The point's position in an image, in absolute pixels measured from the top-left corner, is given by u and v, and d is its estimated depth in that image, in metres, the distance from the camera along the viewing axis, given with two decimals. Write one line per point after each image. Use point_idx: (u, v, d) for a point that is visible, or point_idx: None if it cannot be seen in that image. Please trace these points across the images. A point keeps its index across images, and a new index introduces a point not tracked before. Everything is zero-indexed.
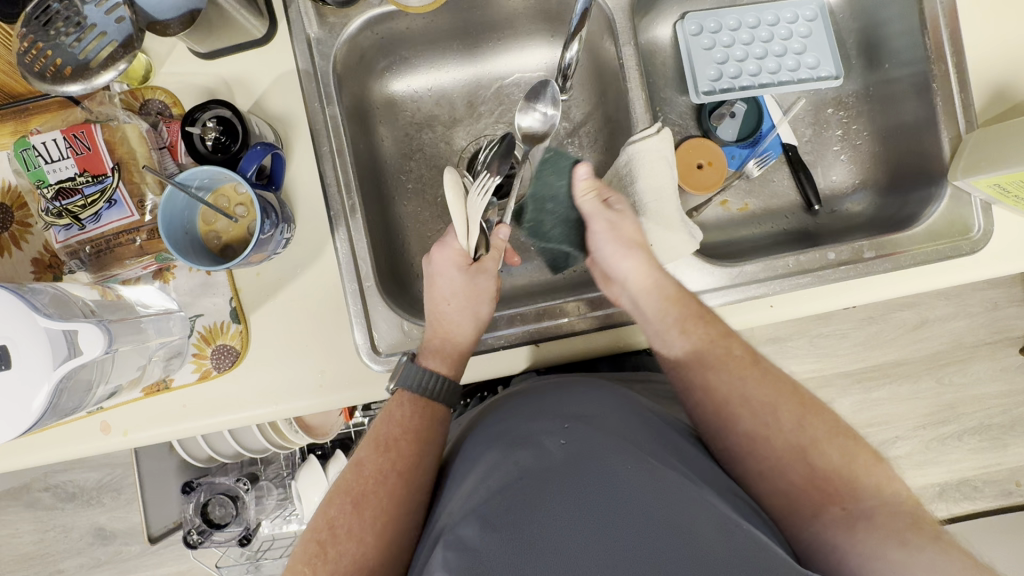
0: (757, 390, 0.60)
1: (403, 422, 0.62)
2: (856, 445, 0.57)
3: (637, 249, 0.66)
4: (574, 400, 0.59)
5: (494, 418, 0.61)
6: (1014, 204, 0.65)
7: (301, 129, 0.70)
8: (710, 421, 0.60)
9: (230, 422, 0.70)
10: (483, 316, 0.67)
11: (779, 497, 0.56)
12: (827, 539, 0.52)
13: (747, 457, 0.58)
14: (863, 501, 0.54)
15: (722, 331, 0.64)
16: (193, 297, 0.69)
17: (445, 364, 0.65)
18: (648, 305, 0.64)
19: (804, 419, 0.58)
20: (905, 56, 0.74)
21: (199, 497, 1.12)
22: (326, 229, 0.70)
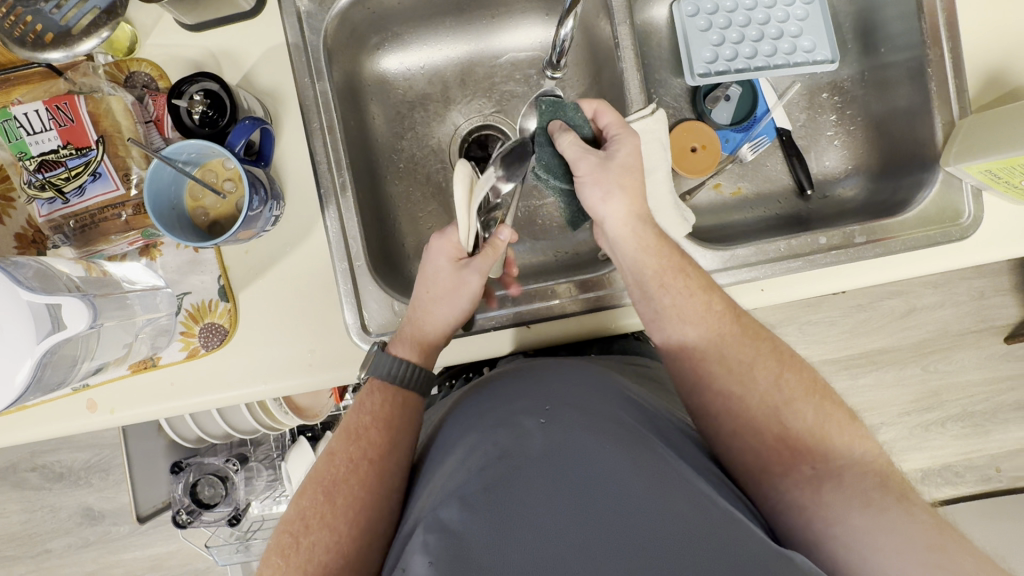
0: (736, 350, 0.61)
1: (374, 411, 0.62)
2: (831, 407, 0.59)
3: (622, 194, 0.63)
4: (557, 382, 0.59)
5: (472, 401, 0.61)
6: (1004, 190, 0.66)
7: (291, 104, 0.69)
8: (687, 377, 0.62)
9: (221, 400, 0.70)
10: (462, 312, 0.65)
11: (749, 455, 0.57)
12: (792, 498, 0.54)
13: (721, 415, 0.59)
14: (829, 463, 0.55)
15: (704, 284, 0.63)
16: (180, 274, 0.68)
17: (415, 353, 0.64)
18: (634, 256, 0.63)
19: (781, 378, 0.60)
20: (900, 41, 0.73)
21: (189, 477, 1.12)
22: (316, 208, 0.69)
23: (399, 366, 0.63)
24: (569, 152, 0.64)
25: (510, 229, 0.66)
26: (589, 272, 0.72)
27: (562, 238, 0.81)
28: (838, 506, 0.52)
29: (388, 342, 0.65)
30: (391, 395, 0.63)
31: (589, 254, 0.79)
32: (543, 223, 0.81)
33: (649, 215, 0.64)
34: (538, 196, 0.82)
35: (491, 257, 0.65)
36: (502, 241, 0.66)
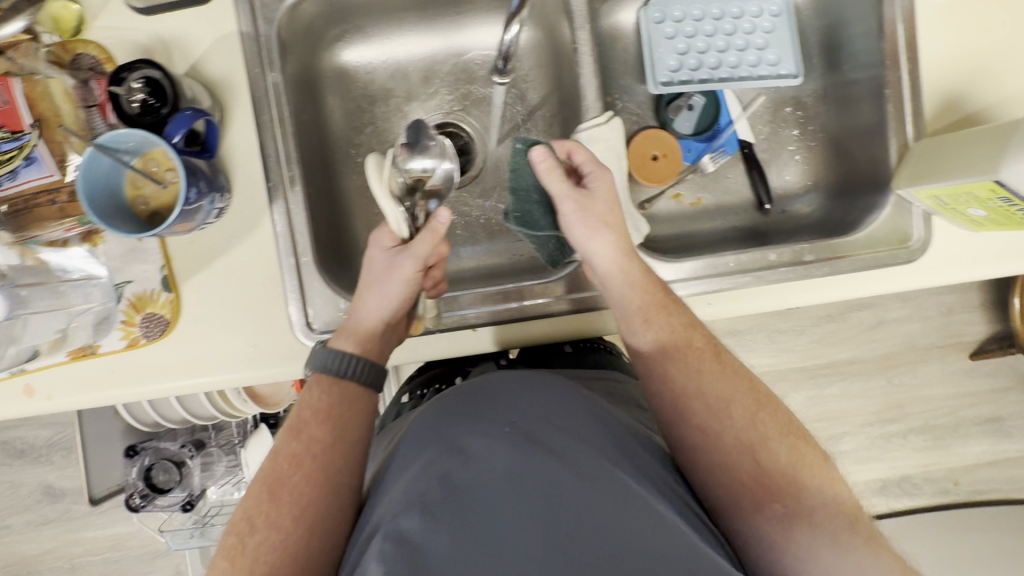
0: (713, 384, 0.59)
1: (314, 404, 0.59)
2: (805, 444, 0.58)
3: (604, 232, 0.63)
4: (525, 394, 0.58)
5: (437, 407, 0.60)
6: (951, 217, 0.66)
7: (240, 94, 0.67)
8: (667, 409, 0.60)
9: (163, 391, 0.69)
10: (398, 298, 0.63)
11: (724, 491, 0.56)
12: (767, 535, 0.53)
13: (699, 451, 0.57)
14: (805, 502, 0.54)
15: (685, 323, 0.63)
16: (123, 263, 0.67)
17: (354, 343, 0.63)
18: (622, 293, 0.63)
19: (758, 417, 0.58)
20: (863, 60, 0.73)
21: (144, 461, 1.11)
22: (263, 201, 0.68)
23: (337, 355, 0.61)
24: (556, 190, 0.64)
25: (449, 210, 0.61)
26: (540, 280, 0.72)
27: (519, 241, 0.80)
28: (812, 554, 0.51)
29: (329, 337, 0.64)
30: (329, 386, 0.60)
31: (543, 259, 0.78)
32: (499, 225, 0.81)
33: (634, 251, 0.64)
34: (497, 199, 0.81)
35: (430, 241, 0.61)
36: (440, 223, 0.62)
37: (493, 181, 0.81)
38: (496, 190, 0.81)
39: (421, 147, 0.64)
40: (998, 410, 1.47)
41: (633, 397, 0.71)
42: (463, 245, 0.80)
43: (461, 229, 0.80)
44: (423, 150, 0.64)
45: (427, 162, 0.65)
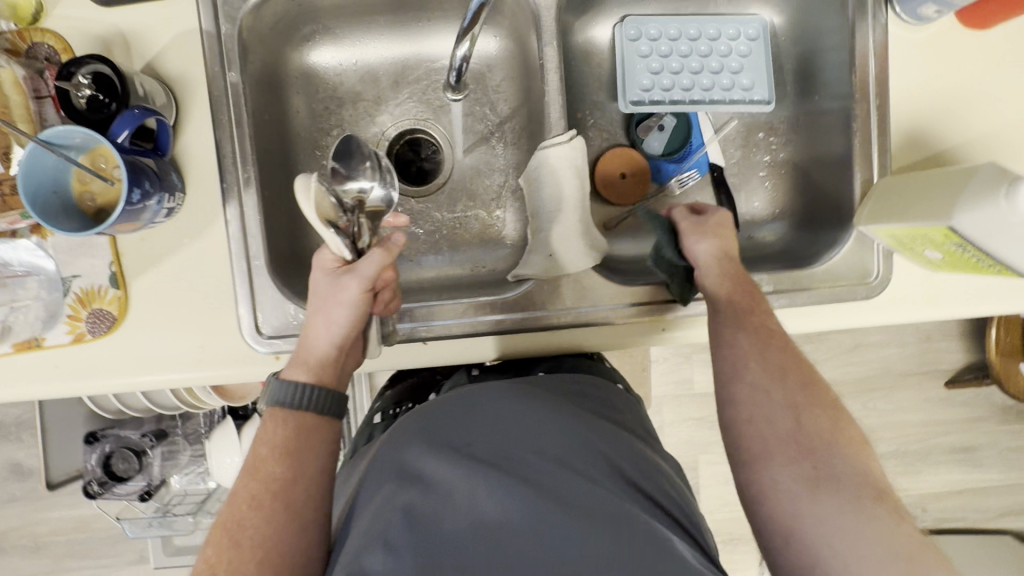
0: (770, 349, 0.57)
1: (270, 439, 0.55)
2: (847, 420, 0.53)
3: (711, 238, 0.65)
4: (492, 405, 0.57)
5: (427, 413, 0.59)
6: (910, 256, 0.65)
7: (199, 92, 0.66)
8: (725, 355, 0.58)
9: (110, 387, 0.68)
10: (349, 321, 0.58)
11: (751, 439, 0.53)
12: (786, 488, 0.49)
13: (742, 401, 0.54)
14: (837, 469, 0.50)
15: (761, 306, 0.61)
16: (71, 256, 0.66)
17: (302, 373, 0.57)
18: (710, 280, 0.63)
19: (808, 386, 0.55)
20: (834, 90, 0.72)
21: (104, 448, 1.11)
22: (218, 201, 0.67)
23: (291, 389, 0.56)
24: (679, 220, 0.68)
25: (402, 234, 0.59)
26: (491, 294, 0.71)
27: (482, 253, 0.79)
28: (833, 519, 0.47)
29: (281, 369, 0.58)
30: (284, 420, 0.56)
31: (502, 274, 0.77)
32: (463, 236, 0.80)
33: (734, 254, 0.65)
34: (462, 208, 0.80)
35: (380, 259, 0.57)
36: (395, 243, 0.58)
37: (460, 191, 0.81)
38: (462, 199, 0.80)
39: (353, 170, 0.63)
40: (971, 439, 1.46)
41: (627, 403, 0.67)
42: (425, 254, 0.79)
43: (424, 238, 0.80)
44: (356, 171, 0.63)
45: (363, 183, 0.63)
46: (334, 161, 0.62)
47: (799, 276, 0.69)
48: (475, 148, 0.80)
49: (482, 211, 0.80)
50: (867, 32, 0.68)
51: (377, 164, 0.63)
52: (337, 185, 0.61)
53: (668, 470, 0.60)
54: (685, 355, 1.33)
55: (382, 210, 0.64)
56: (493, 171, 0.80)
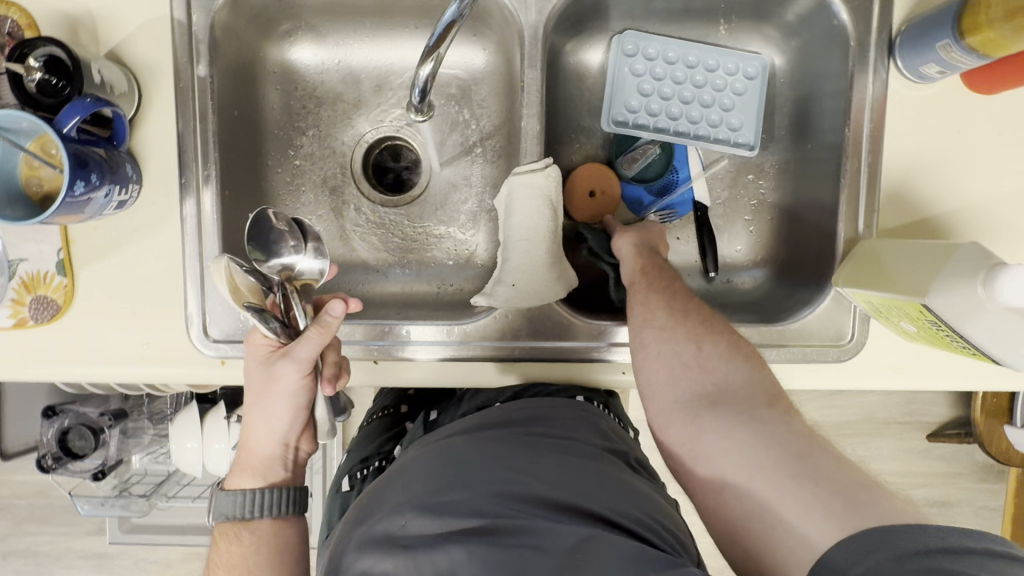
0: (676, 299, 0.59)
1: (229, 560, 0.59)
2: (743, 344, 0.56)
3: (629, 238, 0.66)
4: (423, 475, 0.53)
5: (372, 498, 0.55)
6: (887, 324, 0.62)
7: (165, 82, 0.64)
8: (637, 307, 0.59)
9: (49, 376, 0.66)
10: (288, 412, 0.59)
11: (659, 378, 0.55)
12: (685, 408, 0.53)
13: (651, 344, 0.57)
14: (733, 387, 0.53)
15: (672, 275, 0.62)
16: (18, 239, 0.64)
17: (253, 476, 0.60)
18: (627, 269, 0.64)
19: (709, 322, 0.57)
20: (826, 140, 0.69)
21: (63, 422, 1.10)
22: (175, 197, 0.65)
23: (239, 501, 0.59)
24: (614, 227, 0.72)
25: (342, 302, 0.56)
26: (453, 318, 0.69)
27: (450, 272, 0.77)
28: (726, 434, 0.50)
29: (227, 477, 0.61)
30: (238, 535, 0.59)
31: (467, 296, 0.75)
32: (432, 252, 0.77)
33: (654, 244, 0.66)
34: (435, 224, 0.78)
35: (317, 339, 0.56)
36: (332, 317, 0.56)
37: (435, 205, 0.78)
38: (436, 214, 0.78)
39: (275, 245, 0.63)
40: (948, 495, 1.43)
41: (584, 418, 0.63)
42: (391, 267, 0.77)
43: (392, 250, 0.77)
44: (276, 249, 0.63)
45: (286, 259, 0.63)
46: (251, 243, 0.62)
47: (766, 331, 0.66)
48: (453, 162, 0.78)
49: (455, 228, 0.78)
50: (866, 84, 0.65)
51: (299, 235, 0.63)
52: (262, 267, 0.62)
53: (642, 482, 0.57)
54: None
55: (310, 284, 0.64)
56: (470, 188, 0.78)
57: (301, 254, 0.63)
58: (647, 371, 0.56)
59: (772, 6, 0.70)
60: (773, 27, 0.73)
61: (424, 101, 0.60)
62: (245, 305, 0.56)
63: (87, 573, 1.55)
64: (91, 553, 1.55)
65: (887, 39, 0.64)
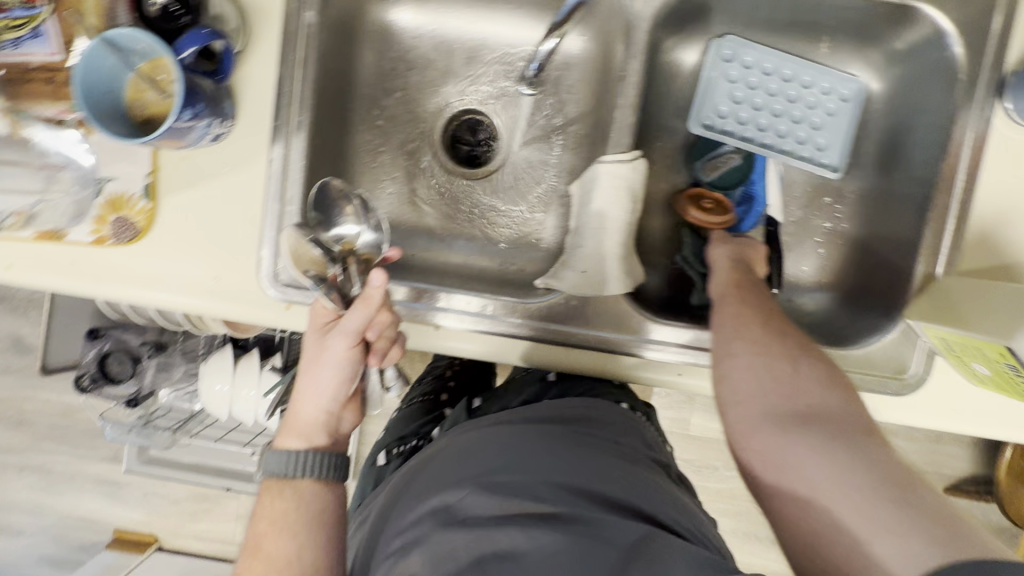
0: (769, 316, 0.57)
1: (269, 516, 0.55)
2: (836, 369, 0.54)
3: (718, 250, 0.67)
4: (480, 455, 0.53)
5: (424, 475, 0.56)
6: (956, 363, 0.61)
7: (273, 26, 0.65)
8: (728, 319, 0.58)
9: (117, 297, 0.67)
10: (336, 378, 0.57)
11: (745, 390, 0.53)
12: (772, 423, 0.51)
13: (740, 356, 0.55)
14: (832, 411, 0.50)
15: (764, 293, 0.60)
16: (109, 158, 0.65)
17: (296, 437, 0.58)
18: (719, 279, 0.64)
19: (805, 342, 0.55)
20: (916, 172, 0.69)
21: (103, 346, 1.13)
22: (265, 139, 0.66)
23: (286, 459, 0.57)
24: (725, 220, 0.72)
25: (382, 272, 0.54)
26: (516, 296, 0.69)
27: (513, 252, 0.77)
28: (819, 456, 0.47)
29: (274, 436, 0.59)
30: (283, 491, 0.57)
31: (529, 277, 0.75)
32: (499, 229, 0.77)
33: (746, 260, 0.65)
34: (507, 202, 0.78)
35: (361, 312, 0.54)
36: (375, 287, 0.54)
37: (509, 184, 0.79)
38: (509, 193, 0.78)
39: (338, 216, 0.63)
40: None
41: (631, 424, 0.64)
42: (457, 239, 0.77)
43: (460, 222, 0.78)
44: (337, 219, 0.63)
45: (344, 229, 0.63)
46: (315, 212, 0.63)
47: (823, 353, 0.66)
48: (533, 142, 0.78)
49: (524, 209, 0.78)
50: (969, 120, 0.64)
51: (359, 206, 0.63)
52: (322, 235, 0.62)
53: (684, 495, 0.57)
54: (687, 395, 1.30)
55: (371, 256, 0.63)
56: (545, 171, 0.78)
57: (360, 227, 0.63)
58: (735, 385, 0.54)
59: (880, 30, 0.70)
60: (877, 52, 0.72)
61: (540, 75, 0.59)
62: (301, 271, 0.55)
63: (96, 497, 1.59)
64: (103, 479, 1.59)
65: (998, 78, 0.63)
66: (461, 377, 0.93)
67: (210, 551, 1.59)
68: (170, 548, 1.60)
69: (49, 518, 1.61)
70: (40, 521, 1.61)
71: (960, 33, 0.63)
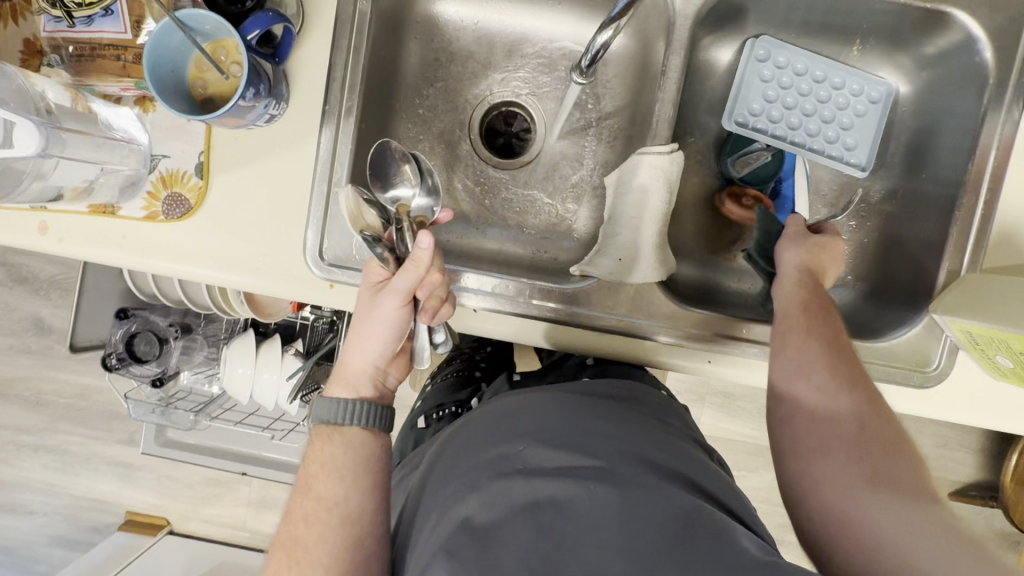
0: (841, 364, 0.61)
1: (320, 459, 0.61)
2: (899, 430, 0.59)
3: (797, 251, 0.66)
4: (536, 416, 0.58)
5: (473, 430, 0.61)
6: (977, 356, 0.63)
7: (328, 12, 0.68)
8: (796, 350, 0.62)
9: (166, 271, 0.69)
10: (386, 335, 0.62)
11: (813, 443, 0.58)
12: (843, 482, 0.55)
13: (804, 403, 0.60)
14: (893, 473, 0.56)
15: (836, 329, 0.63)
16: (163, 136, 0.67)
17: (345, 387, 0.63)
18: (787, 286, 0.65)
19: (873, 401, 0.60)
20: (942, 173, 0.71)
21: (131, 327, 1.14)
22: (316, 122, 0.68)
23: (336, 406, 0.62)
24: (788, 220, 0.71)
25: (430, 234, 0.57)
26: (553, 282, 0.71)
27: (546, 241, 0.79)
28: (888, 513, 0.52)
29: (325, 383, 0.64)
30: (331, 436, 0.62)
31: (561, 265, 0.77)
32: (534, 219, 0.80)
33: (822, 270, 0.66)
34: (540, 192, 0.80)
35: (411, 275, 0.58)
36: (422, 250, 0.57)
37: (543, 174, 0.81)
38: (543, 183, 0.81)
39: (395, 177, 0.67)
40: None
41: (669, 409, 0.67)
42: (492, 226, 0.79)
43: (495, 210, 0.80)
44: (394, 181, 0.67)
45: (401, 192, 0.67)
46: (372, 172, 0.66)
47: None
48: (568, 135, 0.80)
49: (558, 200, 0.80)
50: (996, 125, 0.66)
51: (415, 167, 0.66)
52: (379, 195, 0.66)
53: (722, 472, 0.61)
54: (699, 393, 1.32)
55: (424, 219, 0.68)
56: (579, 163, 0.80)
57: (416, 192, 0.67)
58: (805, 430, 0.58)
59: (912, 35, 0.72)
60: (907, 56, 0.74)
61: (592, 66, 0.61)
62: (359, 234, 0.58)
63: (110, 479, 1.61)
64: (116, 461, 1.60)
65: None
66: (492, 361, 1.01)
67: (220, 535, 1.60)
68: (181, 531, 1.62)
69: (62, 498, 1.62)
70: (52, 501, 1.62)
71: (990, 39, 0.66)
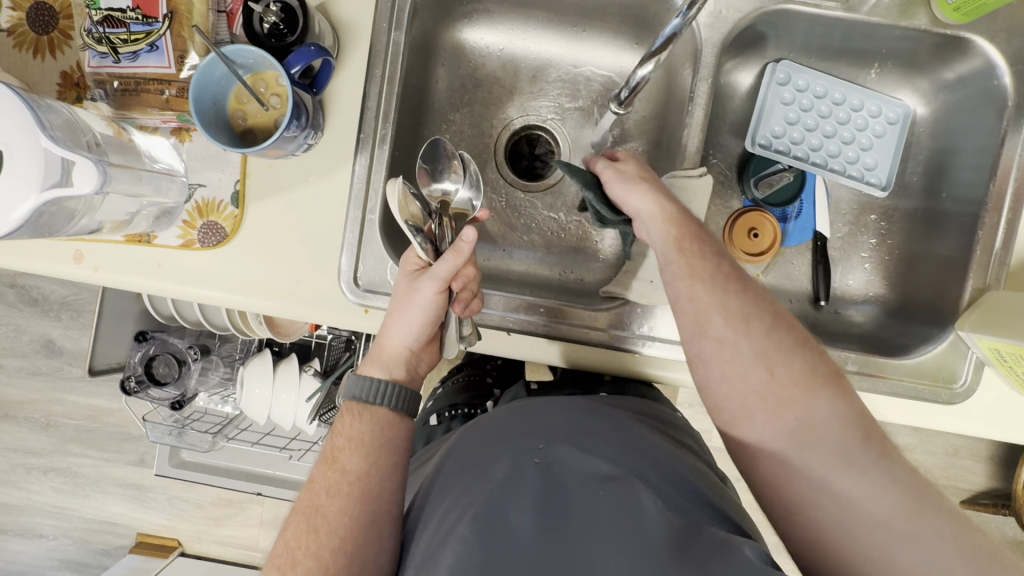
0: (734, 308, 0.58)
1: (348, 433, 0.62)
2: (816, 357, 0.57)
3: (644, 186, 0.63)
4: (558, 416, 0.61)
5: (486, 425, 0.63)
6: (1004, 372, 0.65)
7: (362, 43, 0.69)
8: (686, 306, 0.59)
9: (199, 297, 0.70)
10: (423, 320, 0.63)
11: (729, 396, 0.57)
12: (770, 440, 0.55)
13: (714, 361, 0.57)
14: (816, 413, 0.55)
15: (716, 262, 0.59)
16: (201, 165, 0.68)
17: (381, 367, 0.65)
18: (655, 228, 0.62)
19: (773, 333, 0.57)
20: (963, 192, 0.73)
21: (149, 350, 1.15)
22: (350, 148, 0.69)
23: (366, 385, 0.64)
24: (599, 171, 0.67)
25: (474, 230, 0.60)
26: (586, 304, 0.74)
27: (574, 261, 0.80)
28: (827, 472, 0.53)
29: (361, 362, 0.66)
30: (361, 413, 0.63)
31: (590, 286, 0.79)
32: (561, 240, 0.81)
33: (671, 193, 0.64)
34: (565, 214, 0.81)
35: (452, 263, 0.60)
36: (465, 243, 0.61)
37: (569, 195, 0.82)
38: (569, 204, 0.81)
39: (443, 171, 0.70)
40: None
41: (683, 428, 0.72)
42: (520, 247, 0.80)
43: (522, 232, 0.81)
44: (441, 175, 0.70)
45: (447, 186, 0.70)
46: (424, 163, 0.68)
47: (864, 360, 0.69)
48: None
49: (585, 220, 0.81)
50: (1016, 147, 0.68)
51: (463, 167, 0.69)
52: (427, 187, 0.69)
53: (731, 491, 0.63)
54: None
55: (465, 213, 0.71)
56: None
57: (460, 186, 0.70)
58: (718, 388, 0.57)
59: (929, 60, 0.74)
60: (925, 80, 0.77)
61: (631, 95, 0.62)
62: (407, 225, 0.59)
63: (121, 500, 1.59)
64: (127, 482, 1.59)
65: None
66: (503, 371, 1.03)
67: (233, 556, 1.59)
68: (193, 553, 1.60)
69: (71, 521, 1.61)
70: (62, 525, 1.61)
71: (1008, 64, 0.68)
